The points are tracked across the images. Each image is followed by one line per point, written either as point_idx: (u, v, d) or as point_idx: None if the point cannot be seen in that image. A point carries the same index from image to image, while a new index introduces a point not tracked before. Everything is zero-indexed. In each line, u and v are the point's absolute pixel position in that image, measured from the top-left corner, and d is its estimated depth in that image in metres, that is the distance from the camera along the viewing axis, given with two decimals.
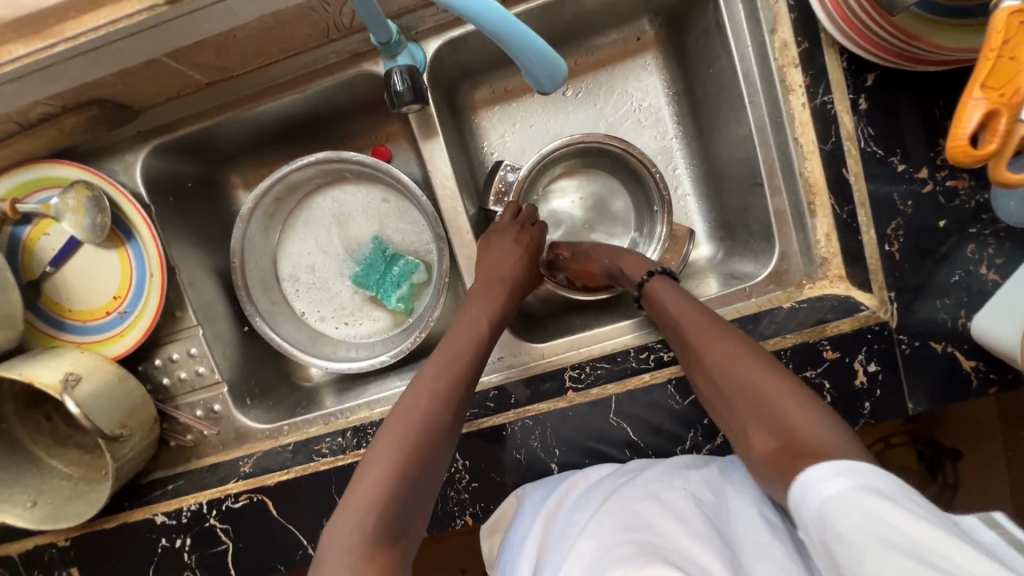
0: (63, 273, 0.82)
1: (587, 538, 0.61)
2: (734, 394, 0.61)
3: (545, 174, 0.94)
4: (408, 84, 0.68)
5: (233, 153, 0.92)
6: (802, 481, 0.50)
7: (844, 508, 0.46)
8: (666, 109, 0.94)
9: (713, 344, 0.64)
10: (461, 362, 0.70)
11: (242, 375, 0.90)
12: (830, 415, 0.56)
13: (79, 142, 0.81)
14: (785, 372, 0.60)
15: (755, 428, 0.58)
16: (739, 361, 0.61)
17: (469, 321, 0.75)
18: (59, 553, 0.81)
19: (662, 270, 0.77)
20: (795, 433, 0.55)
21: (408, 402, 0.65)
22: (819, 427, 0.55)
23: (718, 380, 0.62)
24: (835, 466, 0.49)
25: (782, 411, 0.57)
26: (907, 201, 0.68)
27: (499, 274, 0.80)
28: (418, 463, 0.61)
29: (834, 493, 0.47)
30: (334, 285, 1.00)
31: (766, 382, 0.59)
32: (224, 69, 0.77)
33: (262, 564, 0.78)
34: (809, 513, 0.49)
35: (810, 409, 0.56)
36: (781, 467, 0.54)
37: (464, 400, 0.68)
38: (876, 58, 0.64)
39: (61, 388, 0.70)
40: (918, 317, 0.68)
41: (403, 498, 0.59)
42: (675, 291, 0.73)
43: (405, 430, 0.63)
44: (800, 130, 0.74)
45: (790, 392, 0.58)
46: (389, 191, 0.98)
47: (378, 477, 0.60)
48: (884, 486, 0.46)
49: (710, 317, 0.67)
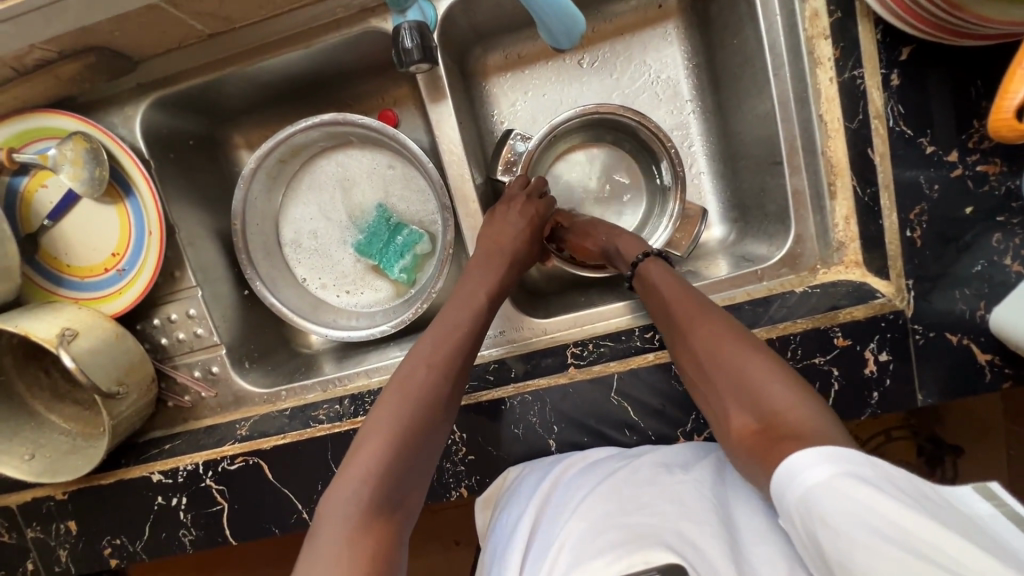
0: (61, 227, 0.80)
1: (580, 518, 0.62)
2: (718, 377, 0.58)
3: (555, 145, 0.91)
4: (417, 41, 0.65)
5: (235, 110, 0.89)
6: (787, 466, 0.48)
7: (832, 496, 0.44)
8: (685, 82, 0.90)
9: (700, 325, 0.62)
10: (459, 334, 0.69)
11: (241, 339, 0.89)
12: (817, 400, 0.54)
13: (78, 92, 0.78)
14: (773, 354, 0.58)
15: (738, 412, 0.56)
16: (724, 342, 0.59)
17: (470, 291, 0.74)
18: (57, 506, 0.82)
19: (656, 252, 0.74)
20: (778, 417, 0.53)
21: (406, 370, 0.65)
22: (803, 411, 0.52)
23: (704, 362, 0.60)
24: (820, 452, 0.47)
25: (766, 394, 0.55)
26: (933, 185, 0.65)
27: (502, 246, 0.78)
28: (416, 435, 0.60)
29: (819, 480, 0.46)
30: (336, 252, 0.98)
31: (750, 363, 0.57)
32: (226, 20, 0.73)
33: (257, 526, 0.78)
34: (792, 497, 0.47)
35: (795, 392, 0.54)
36: (762, 452, 0.52)
37: (464, 372, 0.67)
38: (913, 28, 0.60)
39: (57, 342, 0.69)
40: (934, 307, 0.65)
41: (401, 468, 0.58)
42: (666, 270, 0.71)
43: (403, 400, 0.62)
44: (825, 106, 0.71)
45: (775, 375, 0.55)
46: (395, 157, 0.95)
47: (376, 445, 0.59)
48: (871, 472, 0.45)
49: (699, 297, 0.65)
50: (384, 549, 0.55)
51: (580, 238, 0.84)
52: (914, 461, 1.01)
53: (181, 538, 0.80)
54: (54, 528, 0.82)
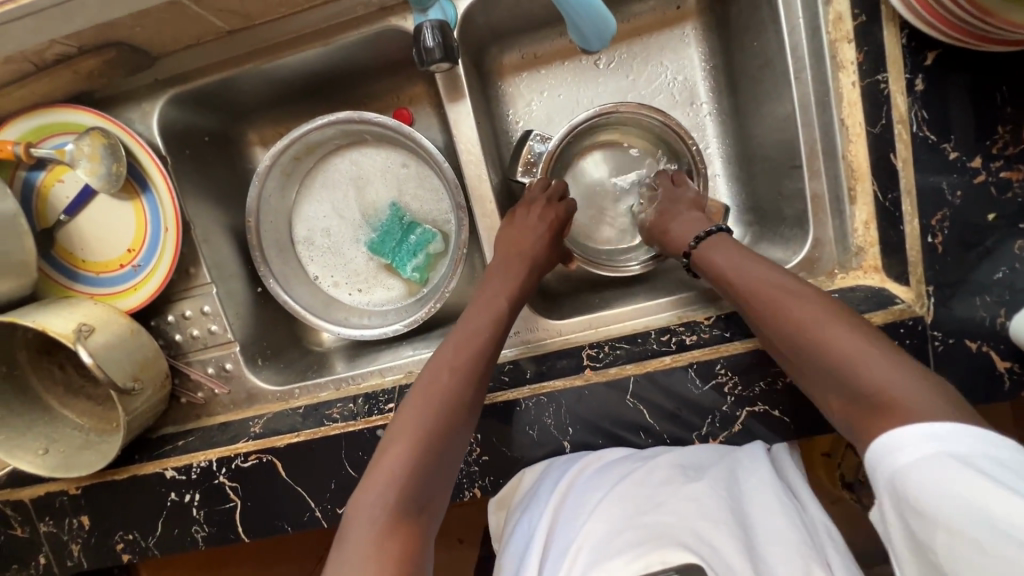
0: (77, 222, 0.80)
1: (597, 520, 0.63)
2: (807, 353, 0.56)
3: (573, 147, 0.91)
4: (439, 40, 0.65)
5: (250, 107, 0.89)
6: (879, 445, 0.49)
7: (923, 477, 0.45)
8: (702, 84, 0.90)
9: (780, 302, 0.60)
10: (479, 339, 0.69)
11: (255, 336, 0.89)
12: (917, 370, 0.51)
13: (95, 88, 0.78)
14: (863, 325, 0.55)
15: (830, 388, 0.55)
16: (807, 316, 0.57)
17: (490, 296, 0.74)
18: (70, 500, 0.82)
19: (719, 228, 0.74)
20: (878, 392, 0.51)
21: (429, 376, 0.65)
22: (906, 382, 0.50)
23: (790, 338, 0.58)
24: (921, 431, 0.46)
25: (862, 367, 0.52)
26: (956, 192, 0.64)
27: (523, 253, 0.77)
28: (440, 439, 0.60)
29: (910, 460, 0.46)
30: (349, 250, 0.98)
31: (839, 337, 0.55)
32: (246, 17, 0.73)
33: (269, 523, 0.78)
34: (881, 475, 0.49)
35: (894, 363, 0.52)
36: (866, 427, 0.51)
37: (484, 376, 0.67)
38: (940, 33, 0.59)
39: (74, 337, 0.69)
40: (954, 313, 0.65)
41: (425, 472, 0.58)
42: (732, 248, 0.69)
43: (427, 407, 0.62)
44: (847, 111, 0.71)
45: (869, 347, 0.53)
46: (409, 156, 0.95)
47: (401, 449, 0.59)
48: (965, 450, 0.44)
49: (773, 273, 0.63)
50: (411, 552, 0.55)
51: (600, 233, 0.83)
52: None
53: (194, 534, 0.80)
54: (67, 523, 0.82)
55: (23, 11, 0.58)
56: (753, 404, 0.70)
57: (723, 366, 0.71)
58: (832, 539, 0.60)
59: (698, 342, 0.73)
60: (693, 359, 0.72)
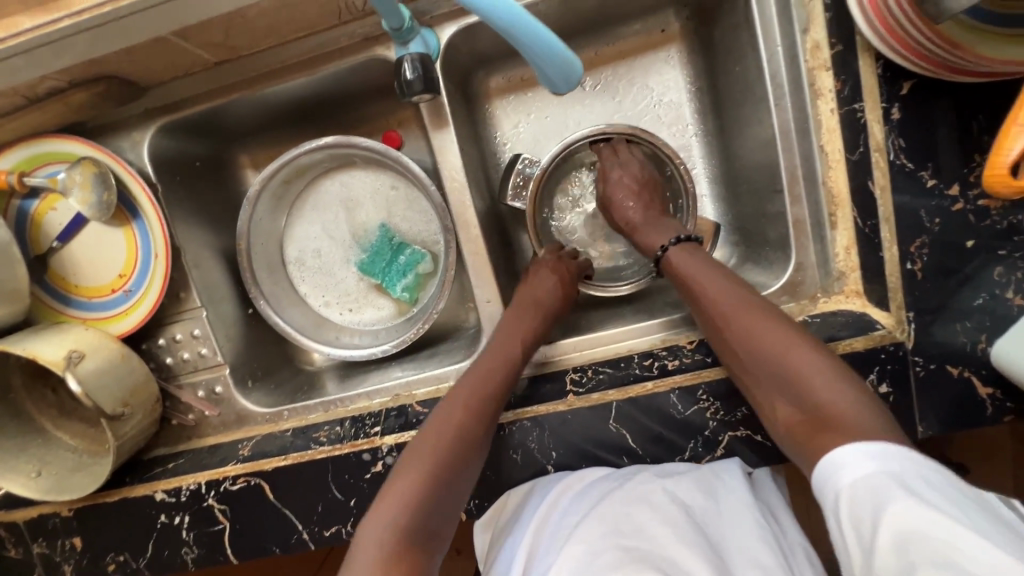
0: (70, 248, 0.82)
1: (576, 542, 0.63)
2: (758, 367, 0.59)
3: (561, 168, 0.92)
4: (419, 73, 0.66)
5: (241, 132, 0.91)
6: (825, 463, 0.50)
7: (864, 496, 0.46)
8: (687, 105, 0.91)
9: (740, 317, 0.62)
10: (491, 380, 0.69)
11: (245, 358, 0.90)
12: (862, 391, 0.54)
13: (86, 118, 0.80)
14: (815, 344, 0.58)
15: (781, 401, 0.58)
16: (762, 333, 0.60)
17: (505, 337, 0.75)
18: (62, 522, 0.83)
19: (689, 236, 0.77)
20: (822, 408, 0.54)
21: (445, 413, 0.66)
22: (848, 404, 0.53)
23: (746, 351, 0.61)
24: (862, 450, 0.48)
25: (809, 385, 0.55)
26: (934, 218, 0.64)
27: (540, 301, 0.79)
28: (448, 474, 0.62)
29: (851, 479, 0.48)
30: (339, 270, 0.99)
31: (791, 355, 0.57)
32: (232, 48, 0.75)
33: (257, 545, 0.79)
34: (827, 493, 0.50)
35: (840, 384, 0.54)
36: (808, 445, 0.54)
37: (495, 416, 0.68)
38: (917, 66, 0.59)
39: (64, 364, 0.71)
40: (935, 339, 0.65)
41: (430, 505, 0.60)
42: (698, 258, 0.72)
43: (436, 443, 0.63)
44: (827, 137, 0.72)
45: (818, 366, 0.56)
46: (398, 178, 0.96)
47: (413, 480, 0.60)
48: (899, 469, 0.46)
49: (736, 288, 0.65)
50: None
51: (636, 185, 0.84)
52: None
53: (183, 556, 0.81)
54: (59, 544, 0.83)
55: (12, 50, 0.59)
56: (737, 428, 0.70)
57: (705, 392, 0.71)
58: (806, 563, 0.63)
59: (680, 367, 0.73)
60: (675, 384, 0.72)
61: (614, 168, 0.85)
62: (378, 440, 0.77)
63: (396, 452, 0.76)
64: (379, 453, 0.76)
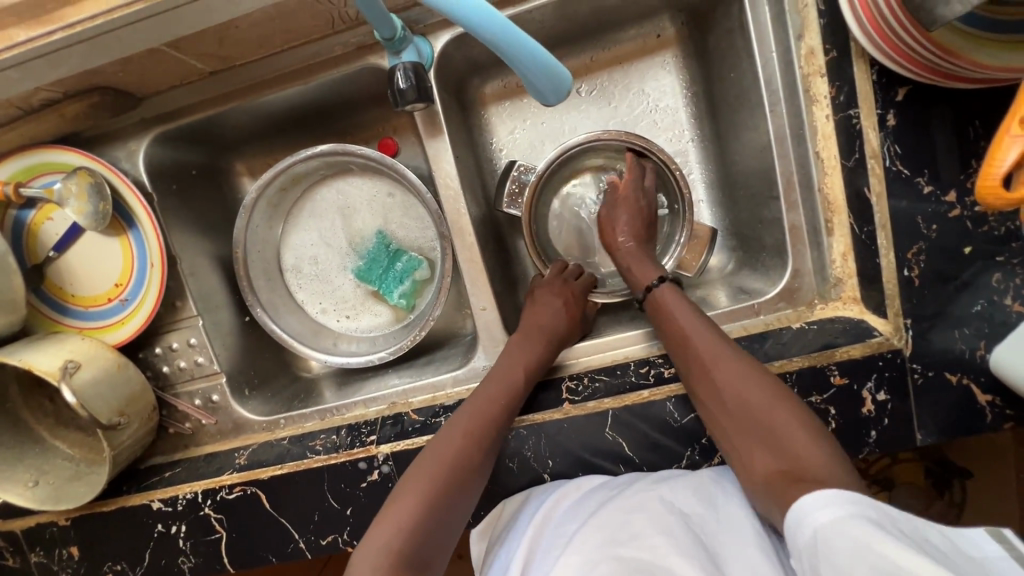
0: (66, 258, 0.82)
1: (573, 552, 0.62)
2: (737, 416, 0.60)
3: (557, 175, 0.92)
4: (412, 82, 0.66)
5: (237, 141, 0.91)
6: (800, 505, 0.50)
7: (840, 535, 0.45)
8: (683, 110, 0.90)
9: (722, 363, 0.63)
10: (493, 406, 0.69)
11: (242, 367, 0.90)
12: (835, 448, 0.55)
13: (82, 128, 0.80)
14: (792, 398, 0.59)
15: (754, 448, 0.58)
16: (742, 383, 0.60)
17: (507, 363, 0.74)
18: (59, 532, 0.83)
19: (669, 278, 0.77)
20: (799, 460, 0.54)
21: (443, 439, 0.66)
22: (824, 459, 0.54)
23: (724, 399, 0.61)
24: (834, 495, 0.48)
25: (787, 438, 0.56)
26: (931, 225, 0.63)
27: (542, 327, 0.79)
28: (448, 499, 0.61)
29: (829, 519, 0.47)
30: (336, 277, 0.99)
31: (770, 408, 0.58)
32: (226, 59, 0.75)
33: (253, 555, 0.79)
34: (803, 535, 0.48)
35: (813, 439, 0.55)
36: (780, 495, 0.54)
37: (497, 443, 0.67)
38: (910, 73, 0.59)
39: (60, 375, 0.70)
40: (933, 346, 0.64)
41: (429, 530, 0.59)
42: (682, 299, 0.73)
43: (437, 466, 0.63)
44: (822, 143, 0.71)
45: (796, 420, 0.57)
46: (394, 185, 0.96)
47: (411, 505, 0.60)
48: (877, 514, 0.45)
49: (718, 335, 0.66)
50: None
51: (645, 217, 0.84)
52: (922, 484, 0.97)
53: (180, 565, 0.81)
54: (57, 553, 0.83)
55: (4, 64, 0.59)
56: None
57: None
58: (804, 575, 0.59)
59: (676, 375, 0.73)
60: (672, 392, 0.72)
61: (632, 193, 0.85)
62: (373, 448, 0.77)
63: (391, 461, 0.76)
64: (375, 462, 0.76)
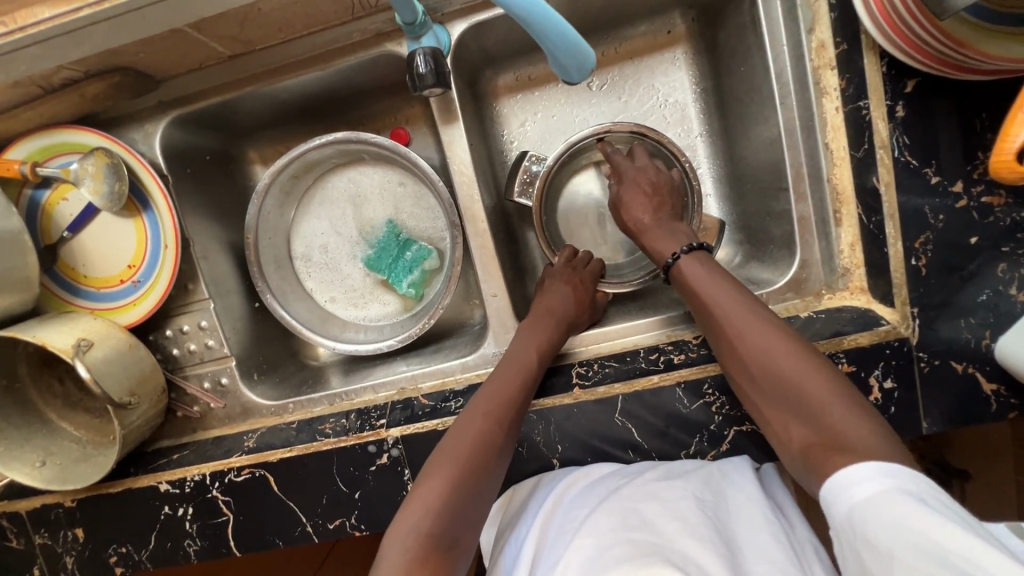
0: (80, 239, 0.82)
1: (586, 535, 0.61)
2: (769, 383, 0.59)
3: (566, 166, 0.93)
4: (431, 67, 0.67)
5: (251, 127, 0.92)
6: (836, 480, 0.50)
7: (878, 512, 0.46)
8: (693, 106, 0.92)
9: (753, 331, 0.62)
10: (512, 386, 0.69)
11: (251, 351, 0.90)
12: (874, 417, 0.54)
13: (101, 109, 0.81)
14: (826, 363, 0.58)
15: (792, 419, 0.58)
16: (778, 353, 0.59)
17: (519, 348, 0.75)
18: (65, 513, 0.83)
19: (701, 244, 0.76)
20: (838, 432, 0.53)
21: (464, 423, 0.65)
22: (861, 425, 0.53)
23: (757, 368, 0.61)
24: (876, 467, 0.48)
25: (823, 408, 0.55)
26: (938, 215, 0.64)
27: (554, 311, 0.80)
28: (477, 474, 0.61)
29: (864, 496, 0.48)
30: (346, 266, 0.99)
31: (807, 378, 0.57)
32: (246, 43, 0.76)
33: (261, 537, 0.79)
34: (839, 512, 0.49)
35: (852, 410, 0.54)
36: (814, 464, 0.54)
37: (517, 423, 0.68)
38: (920, 64, 0.60)
39: (72, 352, 0.71)
40: (940, 335, 0.65)
41: (460, 504, 0.59)
42: (708, 269, 0.72)
43: (461, 446, 0.63)
44: (831, 135, 0.74)
45: (836, 391, 0.55)
46: (406, 174, 0.97)
47: (437, 484, 0.60)
48: (918, 488, 0.46)
49: (749, 302, 0.65)
50: None
51: (649, 188, 0.84)
52: None
53: (186, 548, 0.80)
54: (62, 535, 0.83)
55: (26, 40, 0.60)
56: (742, 422, 0.70)
57: (710, 386, 0.71)
58: (819, 563, 0.58)
59: (685, 361, 0.74)
60: (680, 378, 0.72)
61: (629, 170, 0.87)
62: (383, 431, 0.77)
63: (401, 444, 0.76)
64: (385, 445, 0.76)
